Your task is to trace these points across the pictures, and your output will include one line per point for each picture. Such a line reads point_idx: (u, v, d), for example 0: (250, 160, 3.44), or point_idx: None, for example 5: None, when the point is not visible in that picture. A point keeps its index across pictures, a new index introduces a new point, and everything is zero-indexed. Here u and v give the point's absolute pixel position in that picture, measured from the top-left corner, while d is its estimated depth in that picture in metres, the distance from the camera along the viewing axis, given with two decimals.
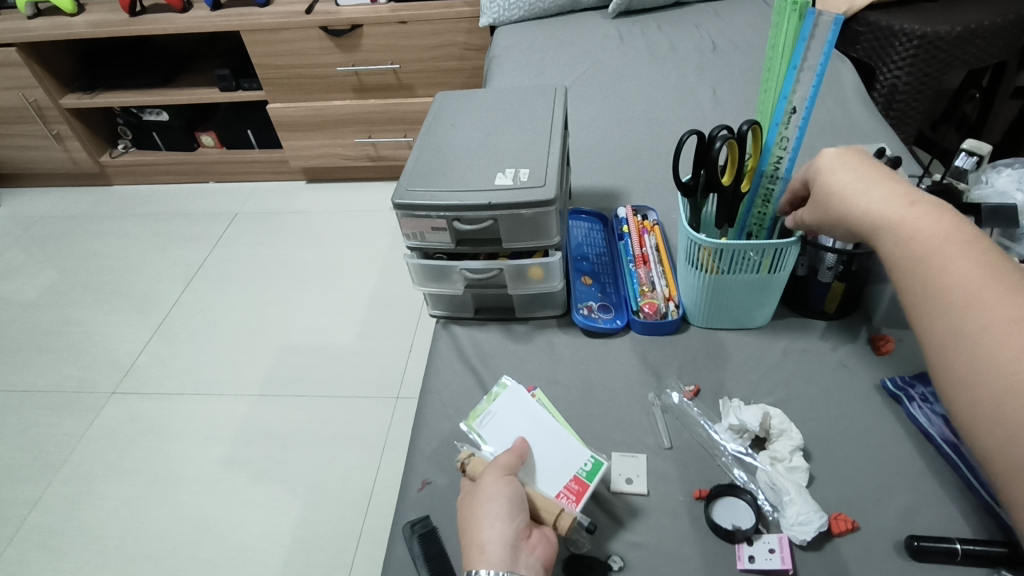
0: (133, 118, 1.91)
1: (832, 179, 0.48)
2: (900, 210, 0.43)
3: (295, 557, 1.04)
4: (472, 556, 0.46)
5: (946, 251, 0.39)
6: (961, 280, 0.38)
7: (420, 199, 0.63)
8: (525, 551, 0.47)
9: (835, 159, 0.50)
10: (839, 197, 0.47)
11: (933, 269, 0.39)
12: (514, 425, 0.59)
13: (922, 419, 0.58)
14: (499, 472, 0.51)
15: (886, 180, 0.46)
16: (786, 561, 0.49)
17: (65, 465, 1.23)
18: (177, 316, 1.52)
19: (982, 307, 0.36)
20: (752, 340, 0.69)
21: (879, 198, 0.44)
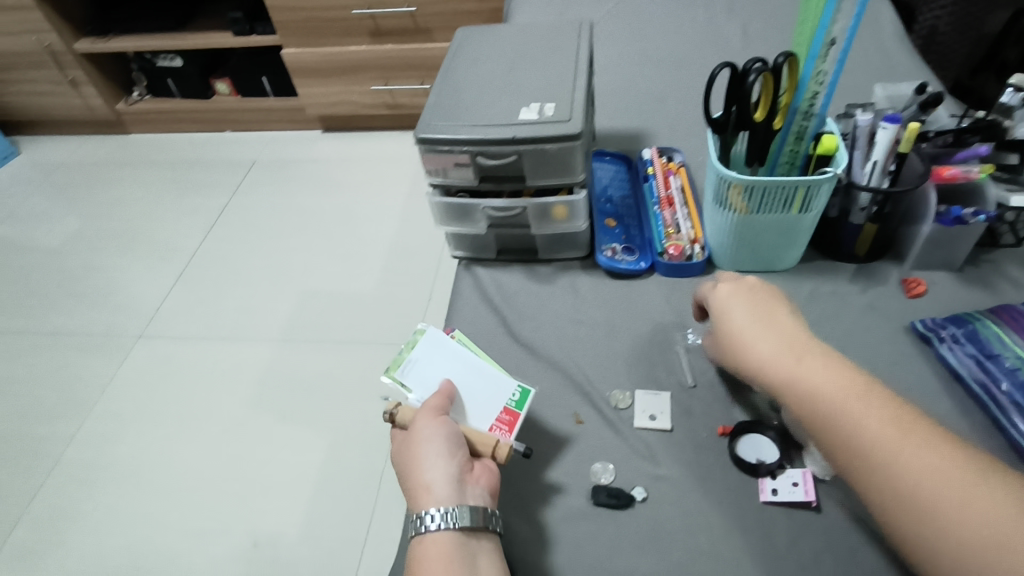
0: (147, 64, 1.88)
1: (722, 327, 0.49)
2: (797, 362, 0.44)
3: (320, 493, 1.08)
4: (420, 498, 0.47)
5: (853, 408, 0.40)
6: (875, 438, 0.38)
7: (443, 133, 0.62)
8: (469, 486, 0.48)
9: (722, 301, 0.51)
10: (734, 348, 0.48)
11: (847, 426, 0.39)
12: (437, 370, 0.58)
13: (952, 360, 0.57)
14: (431, 414, 0.52)
15: (774, 319, 0.48)
16: (810, 494, 0.50)
17: (97, 404, 1.27)
18: (199, 262, 1.54)
19: (904, 465, 0.37)
20: (779, 283, 0.68)
21: (774, 347, 0.45)
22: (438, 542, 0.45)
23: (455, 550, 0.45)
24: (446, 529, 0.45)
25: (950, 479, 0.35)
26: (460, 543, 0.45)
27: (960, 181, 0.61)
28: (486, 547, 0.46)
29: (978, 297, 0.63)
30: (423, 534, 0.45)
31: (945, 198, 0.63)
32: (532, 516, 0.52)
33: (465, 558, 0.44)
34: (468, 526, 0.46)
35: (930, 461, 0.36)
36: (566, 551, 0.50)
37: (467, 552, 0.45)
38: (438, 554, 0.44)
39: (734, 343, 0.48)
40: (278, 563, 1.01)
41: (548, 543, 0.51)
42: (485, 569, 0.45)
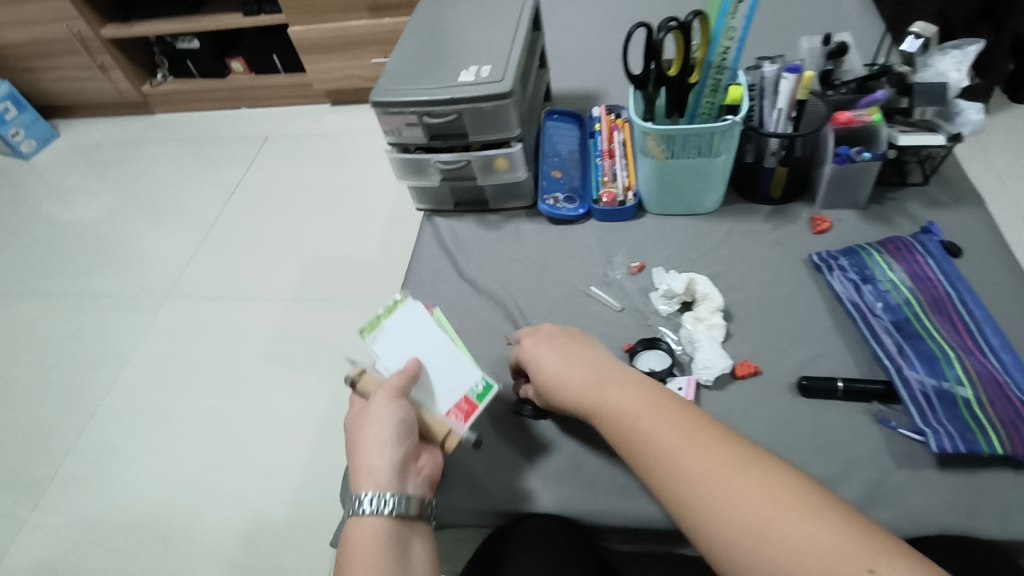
0: (167, 46, 2.01)
1: (541, 370, 0.55)
2: (627, 398, 0.49)
3: (324, 430, 1.21)
4: (361, 480, 0.49)
5: (648, 429, 0.46)
6: (665, 449, 0.45)
7: (393, 97, 0.71)
8: (412, 474, 0.51)
9: (546, 342, 0.56)
10: (553, 388, 0.54)
11: (676, 456, 0.44)
12: (409, 344, 0.62)
13: (836, 286, 0.65)
14: (387, 396, 0.54)
15: (580, 359, 0.54)
16: (689, 395, 0.59)
17: (131, 356, 1.42)
18: (218, 230, 1.67)
19: (686, 467, 0.43)
20: (700, 225, 0.76)
21: (604, 387, 0.51)
22: (371, 525, 0.47)
23: (388, 535, 0.47)
24: (382, 515, 0.48)
25: (766, 494, 0.40)
26: (392, 530, 0.47)
27: (857, 125, 0.66)
28: (417, 533, 0.49)
29: (876, 232, 0.70)
30: (359, 516, 0.47)
31: (845, 141, 0.69)
32: None
33: (396, 543, 0.47)
34: (405, 514, 0.48)
35: (747, 479, 0.41)
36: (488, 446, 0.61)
37: (399, 537, 0.48)
38: (370, 537, 0.47)
39: (552, 384, 0.54)
40: (288, 489, 1.15)
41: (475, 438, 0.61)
42: (413, 555, 0.48)
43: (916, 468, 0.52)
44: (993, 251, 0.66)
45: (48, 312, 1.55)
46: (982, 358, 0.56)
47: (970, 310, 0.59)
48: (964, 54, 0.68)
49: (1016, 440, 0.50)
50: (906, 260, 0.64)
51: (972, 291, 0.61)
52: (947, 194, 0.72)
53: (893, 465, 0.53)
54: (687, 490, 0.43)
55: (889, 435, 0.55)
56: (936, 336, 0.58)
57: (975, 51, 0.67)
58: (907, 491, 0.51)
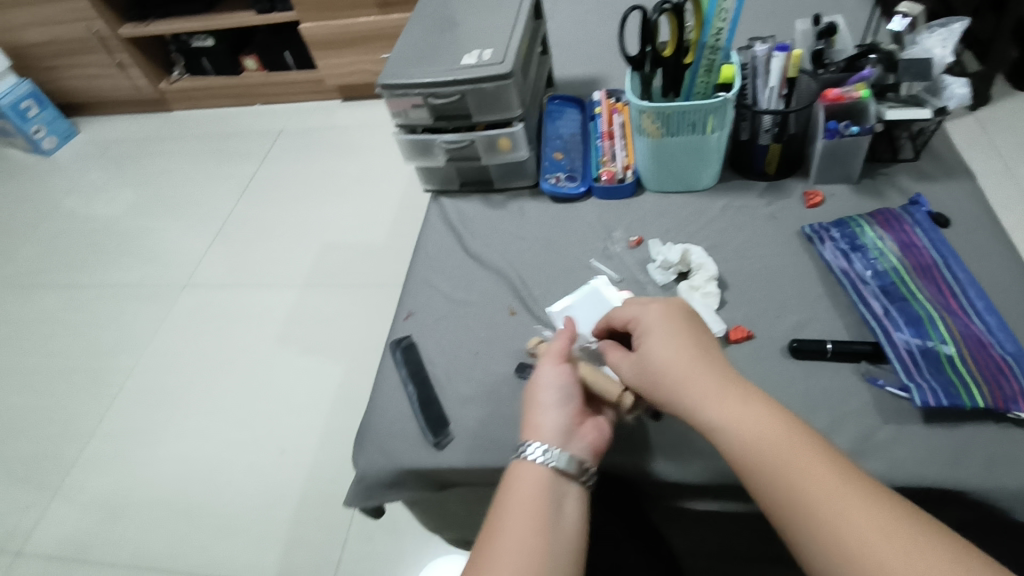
0: (183, 45, 2.06)
1: (666, 362, 0.50)
2: (740, 403, 0.47)
3: (336, 410, 1.24)
4: (529, 432, 0.52)
5: (791, 454, 0.44)
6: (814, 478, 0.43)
7: (400, 79, 0.74)
8: (577, 437, 0.52)
9: (668, 330, 0.52)
10: (677, 383, 0.49)
11: (794, 476, 0.43)
12: (585, 321, 0.67)
13: (827, 256, 0.67)
14: (554, 359, 0.56)
15: (707, 357, 0.50)
16: None
17: (151, 343, 1.47)
18: (234, 221, 1.72)
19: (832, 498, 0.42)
20: (697, 201, 0.78)
21: (714, 386, 0.48)
22: (530, 476, 0.49)
23: (548, 486, 0.49)
24: (545, 466, 0.50)
25: (887, 528, 0.39)
26: (551, 484, 0.49)
27: (846, 101, 0.69)
28: (573, 492, 0.50)
29: (868, 205, 0.72)
30: (524, 460, 0.50)
31: (835, 117, 0.71)
32: (474, 380, 0.66)
33: (554, 496, 0.49)
34: (565, 470, 0.50)
35: (868, 512, 0.40)
36: (492, 408, 0.63)
37: (556, 491, 0.49)
38: (530, 485, 0.49)
39: (676, 380, 0.49)
40: (302, 467, 1.18)
41: (478, 401, 0.64)
42: (567, 512, 0.49)
43: (903, 423, 0.54)
44: (982, 221, 0.68)
45: (72, 301, 1.61)
46: (966, 320, 0.58)
47: (955, 274, 0.61)
48: (949, 32, 0.71)
49: (997, 395, 0.52)
50: (894, 229, 0.66)
51: (958, 257, 0.63)
52: (939, 168, 0.74)
53: (880, 420, 0.55)
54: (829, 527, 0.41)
55: (876, 393, 0.56)
56: (921, 300, 0.60)
57: (960, 29, 0.71)
58: (892, 445, 0.53)
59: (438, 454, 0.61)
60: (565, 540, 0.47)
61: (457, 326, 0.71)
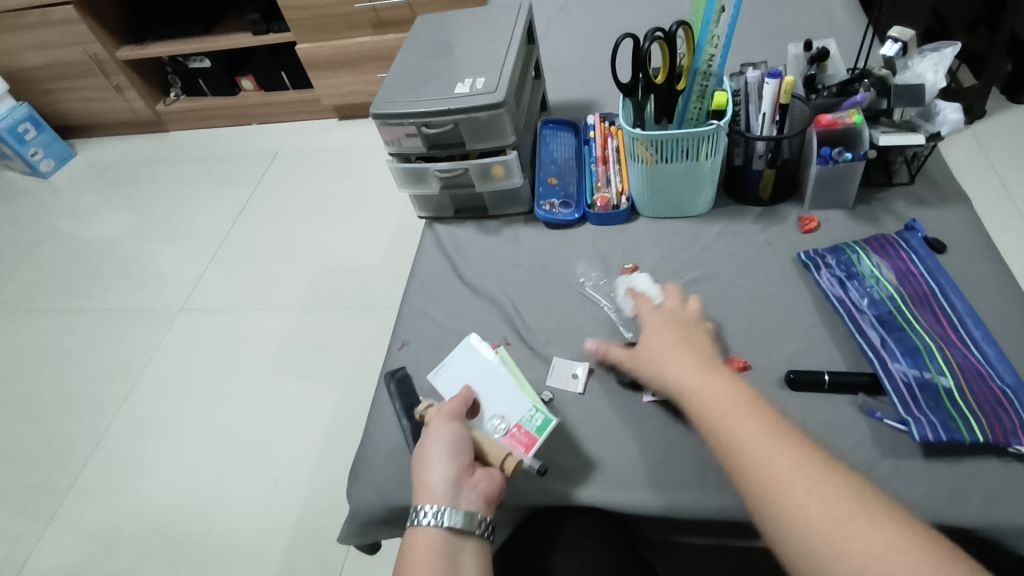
0: (180, 66, 2.07)
1: (652, 346, 0.56)
2: (699, 376, 0.52)
3: (333, 436, 1.23)
4: (419, 494, 0.52)
5: (739, 419, 0.48)
6: (757, 440, 0.46)
7: (393, 109, 0.74)
8: (467, 489, 0.52)
9: (662, 324, 0.58)
10: (655, 363, 0.55)
11: (733, 431, 0.48)
12: (465, 378, 0.64)
13: (824, 283, 0.66)
14: (442, 419, 0.57)
15: (691, 344, 0.56)
16: None
17: (148, 367, 1.46)
18: (231, 244, 1.72)
19: (772, 459, 0.45)
20: (692, 228, 0.78)
21: (684, 365, 0.53)
22: (425, 537, 0.50)
23: (440, 546, 0.50)
24: (436, 526, 0.50)
25: (812, 479, 0.43)
26: (444, 541, 0.50)
27: (839, 127, 0.69)
28: (472, 546, 0.51)
29: (863, 231, 0.72)
30: (417, 526, 0.51)
31: (829, 142, 0.71)
32: None
33: (448, 556, 0.50)
34: (456, 527, 0.50)
35: (793, 459, 0.45)
36: None
37: (452, 549, 0.50)
38: (422, 548, 0.50)
39: (656, 360, 0.55)
40: (298, 495, 1.17)
41: None
42: (465, 568, 0.50)
43: (901, 457, 0.53)
44: (977, 248, 0.67)
45: (68, 326, 1.60)
46: (964, 350, 0.57)
47: (953, 303, 0.61)
48: (941, 56, 0.70)
49: (997, 429, 0.51)
50: (890, 256, 0.66)
51: (955, 285, 0.63)
52: (934, 192, 0.74)
53: (878, 454, 0.54)
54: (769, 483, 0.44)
55: (875, 426, 0.56)
56: (918, 329, 0.59)
57: (952, 53, 0.70)
58: (891, 479, 0.52)
59: None
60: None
61: None
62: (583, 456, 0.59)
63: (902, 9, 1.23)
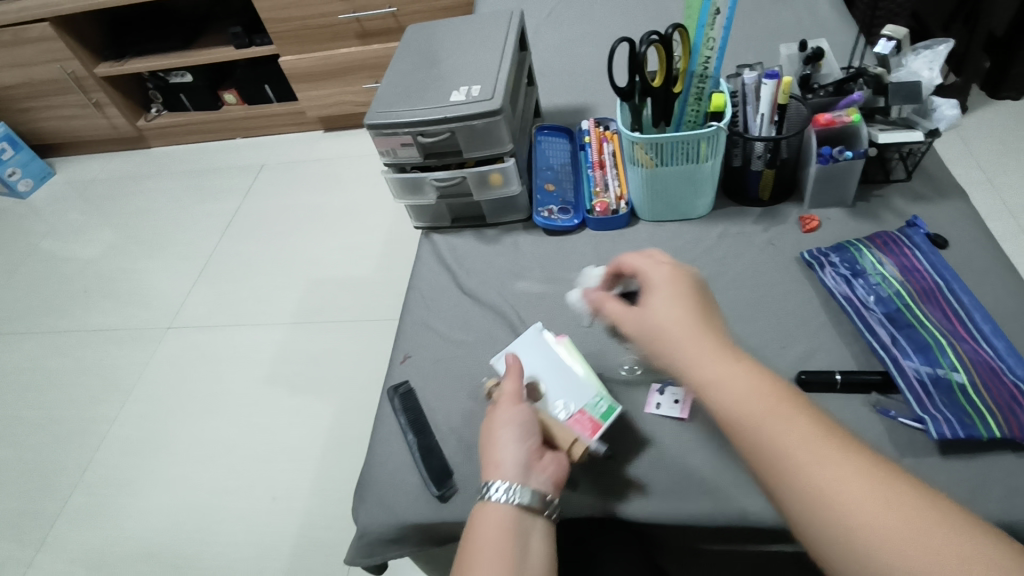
0: (160, 82, 2.04)
1: (664, 323, 0.51)
2: (727, 363, 0.47)
3: (330, 451, 1.21)
4: (490, 471, 0.52)
5: (775, 410, 0.44)
6: (795, 435, 0.42)
7: (388, 118, 0.73)
8: (538, 471, 0.52)
9: (671, 292, 0.53)
10: (671, 343, 0.50)
11: (766, 430, 0.43)
12: (529, 363, 0.65)
13: (829, 281, 0.66)
14: (510, 400, 0.57)
15: (705, 320, 0.51)
16: (684, 411, 0.60)
17: (137, 387, 1.42)
18: (219, 259, 1.69)
19: (814, 455, 0.41)
20: (693, 230, 0.78)
21: (708, 349, 0.48)
22: (497, 512, 0.50)
23: (511, 524, 0.49)
24: (507, 503, 0.50)
25: (861, 476, 0.39)
26: (516, 519, 0.50)
27: (838, 126, 0.69)
28: (540, 526, 0.51)
29: (864, 228, 0.72)
30: (487, 501, 0.51)
31: (827, 142, 0.71)
32: (477, 424, 0.64)
33: (519, 532, 0.49)
34: (527, 505, 0.50)
35: (838, 456, 0.41)
36: None
37: (522, 527, 0.50)
38: (493, 525, 0.49)
39: (671, 339, 0.50)
40: (296, 514, 1.14)
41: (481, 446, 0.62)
42: (534, 547, 0.49)
43: (918, 455, 0.53)
44: (979, 242, 0.67)
45: (52, 348, 1.56)
46: (974, 345, 0.57)
47: (960, 298, 0.61)
48: (935, 54, 0.72)
49: (1012, 422, 0.51)
50: (894, 253, 0.66)
51: (961, 280, 0.63)
52: (931, 188, 0.74)
53: (896, 453, 0.53)
54: (811, 483, 0.40)
55: (890, 424, 0.55)
56: (927, 326, 0.59)
57: (945, 50, 0.71)
58: (910, 478, 0.52)
59: (442, 507, 0.59)
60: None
61: (455, 368, 0.69)
62: (593, 466, 0.58)
63: (885, 9, 1.24)
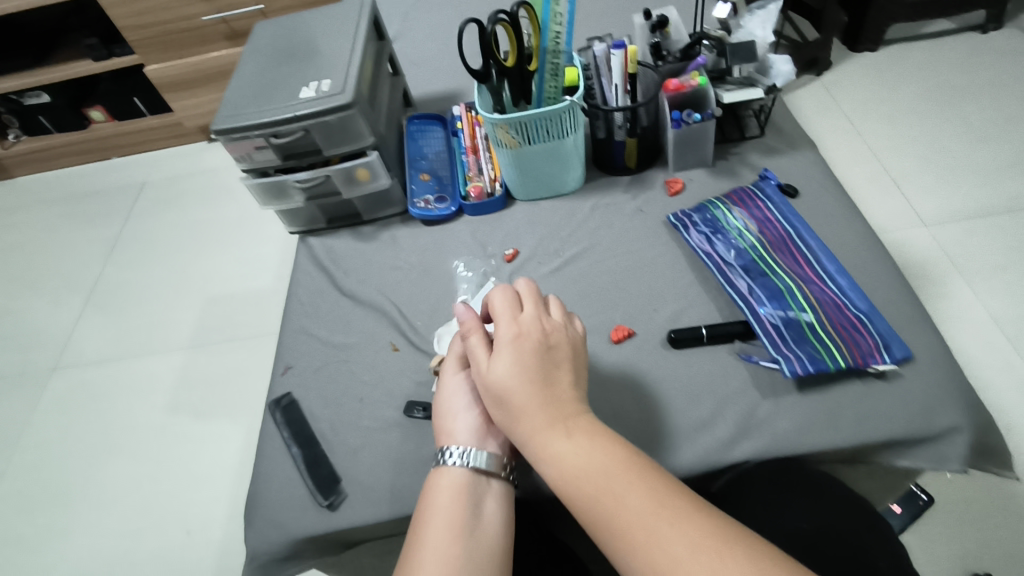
0: (14, 104, 1.86)
1: (506, 391, 0.46)
2: (561, 440, 0.44)
3: (244, 474, 1.16)
4: (443, 438, 0.53)
5: (616, 487, 0.41)
6: (636, 514, 0.39)
7: (235, 122, 0.69)
8: (492, 436, 0.53)
9: (517, 352, 0.47)
10: (513, 415, 0.46)
11: (608, 514, 0.40)
12: None
13: (693, 241, 0.69)
14: (455, 367, 0.57)
15: (551, 384, 0.46)
16: None
17: (23, 436, 1.30)
18: (104, 287, 1.57)
19: (654, 533, 0.38)
20: (567, 205, 0.78)
21: (544, 423, 0.45)
22: (453, 476, 0.50)
23: (467, 487, 0.49)
24: (462, 466, 0.50)
25: (704, 551, 0.36)
26: (472, 480, 0.49)
27: (687, 90, 0.71)
28: (495, 489, 0.50)
29: (724, 186, 0.75)
30: (443, 465, 0.50)
31: (679, 106, 0.73)
32: (362, 428, 0.62)
33: (473, 496, 0.49)
34: (482, 467, 0.50)
35: (680, 532, 0.38)
36: (384, 454, 0.60)
37: (476, 490, 0.49)
38: (450, 489, 0.49)
39: (513, 411, 0.46)
40: (213, 544, 1.09)
41: (368, 449, 0.61)
42: (488, 510, 0.48)
43: (779, 395, 0.56)
44: (825, 188, 0.71)
45: None
46: (822, 286, 0.61)
47: (808, 244, 0.65)
48: (768, 12, 0.77)
49: (855, 352, 0.55)
50: (748, 207, 0.70)
51: (807, 225, 0.67)
52: (782, 141, 0.78)
53: (759, 396, 0.56)
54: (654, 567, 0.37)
55: (753, 369, 0.58)
56: (780, 273, 0.63)
57: (776, 8, 0.77)
58: (773, 419, 0.54)
59: (332, 516, 0.57)
60: (483, 538, 0.46)
61: (338, 374, 0.67)
62: None
63: None
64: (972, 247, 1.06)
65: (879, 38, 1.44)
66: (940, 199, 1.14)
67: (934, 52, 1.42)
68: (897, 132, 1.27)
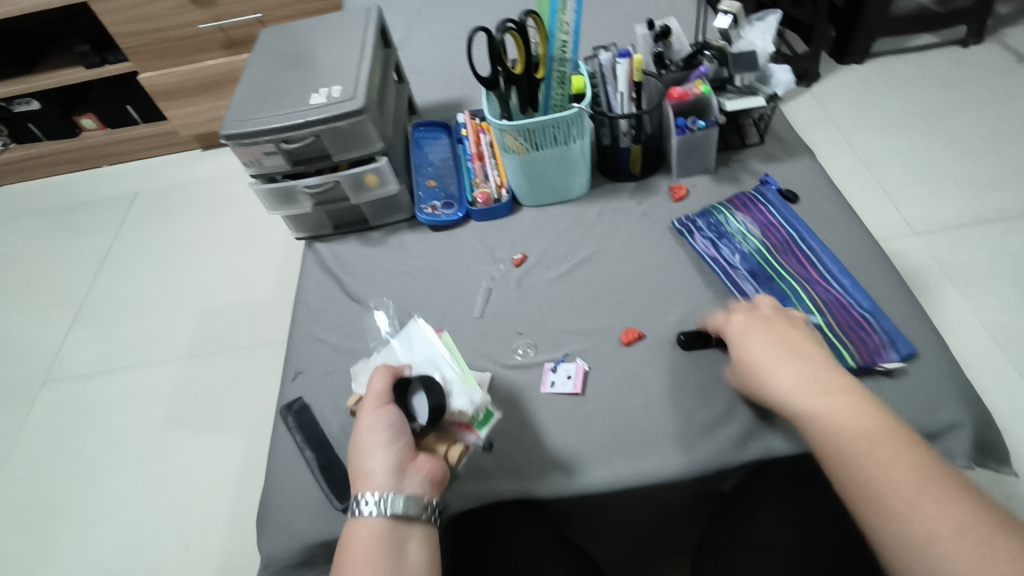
0: (3, 112, 1.83)
1: (749, 351, 0.51)
2: (817, 397, 0.45)
3: (245, 485, 1.15)
4: (359, 482, 0.47)
5: (873, 451, 0.42)
6: (894, 478, 0.40)
7: (245, 128, 0.69)
8: (411, 475, 0.48)
9: (761, 325, 0.52)
10: (757, 373, 0.49)
11: (864, 475, 0.41)
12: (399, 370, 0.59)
13: (700, 246, 0.70)
14: (375, 403, 0.51)
15: (800, 351, 0.49)
16: (578, 384, 0.61)
17: (13, 453, 1.28)
18: (96, 299, 1.55)
19: (912, 501, 0.39)
20: (573, 210, 0.80)
21: (796, 383, 0.47)
22: (369, 525, 0.45)
23: (384, 537, 0.45)
24: (378, 515, 0.45)
25: (967, 525, 0.37)
26: (389, 529, 0.45)
27: (691, 97, 0.73)
28: (418, 533, 0.46)
29: (726, 191, 0.77)
30: (357, 515, 0.46)
31: (683, 113, 0.75)
32: None
33: (392, 546, 0.45)
34: (400, 513, 0.45)
35: (939, 505, 0.38)
36: None
37: (396, 538, 0.45)
38: (367, 540, 0.45)
39: (758, 368, 0.49)
40: (213, 559, 1.07)
41: None
42: (411, 560, 0.45)
43: None
44: (824, 192, 0.73)
45: None
46: (826, 286, 0.63)
47: (811, 246, 0.66)
48: (767, 25, 0.80)
49: (863, 350, 0.57)
50: (751, 211, 0.71)
51: (809, 228, 0.69)
52: (781, 148, 0.80)
53: None
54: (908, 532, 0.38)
55: None
56: (785, 276, 0.64)
57: (775, 21, 0.80)
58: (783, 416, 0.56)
59: (348, 520, 0.57)
60: None
61: (349, 379, 0.67)
62: (497, 451, 0.58)
63: None
64: (961, 254, 1.09)
65: (866, 51, 1.48)
66: (930, 208, 1.17)
67: (919, 66, 1.46)
68: (886, 143, 1.30)
